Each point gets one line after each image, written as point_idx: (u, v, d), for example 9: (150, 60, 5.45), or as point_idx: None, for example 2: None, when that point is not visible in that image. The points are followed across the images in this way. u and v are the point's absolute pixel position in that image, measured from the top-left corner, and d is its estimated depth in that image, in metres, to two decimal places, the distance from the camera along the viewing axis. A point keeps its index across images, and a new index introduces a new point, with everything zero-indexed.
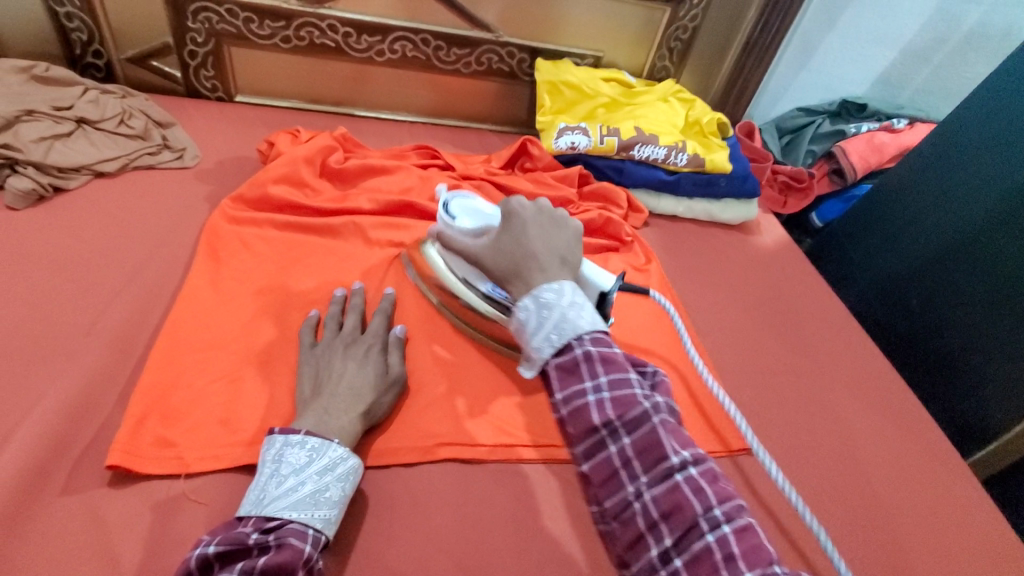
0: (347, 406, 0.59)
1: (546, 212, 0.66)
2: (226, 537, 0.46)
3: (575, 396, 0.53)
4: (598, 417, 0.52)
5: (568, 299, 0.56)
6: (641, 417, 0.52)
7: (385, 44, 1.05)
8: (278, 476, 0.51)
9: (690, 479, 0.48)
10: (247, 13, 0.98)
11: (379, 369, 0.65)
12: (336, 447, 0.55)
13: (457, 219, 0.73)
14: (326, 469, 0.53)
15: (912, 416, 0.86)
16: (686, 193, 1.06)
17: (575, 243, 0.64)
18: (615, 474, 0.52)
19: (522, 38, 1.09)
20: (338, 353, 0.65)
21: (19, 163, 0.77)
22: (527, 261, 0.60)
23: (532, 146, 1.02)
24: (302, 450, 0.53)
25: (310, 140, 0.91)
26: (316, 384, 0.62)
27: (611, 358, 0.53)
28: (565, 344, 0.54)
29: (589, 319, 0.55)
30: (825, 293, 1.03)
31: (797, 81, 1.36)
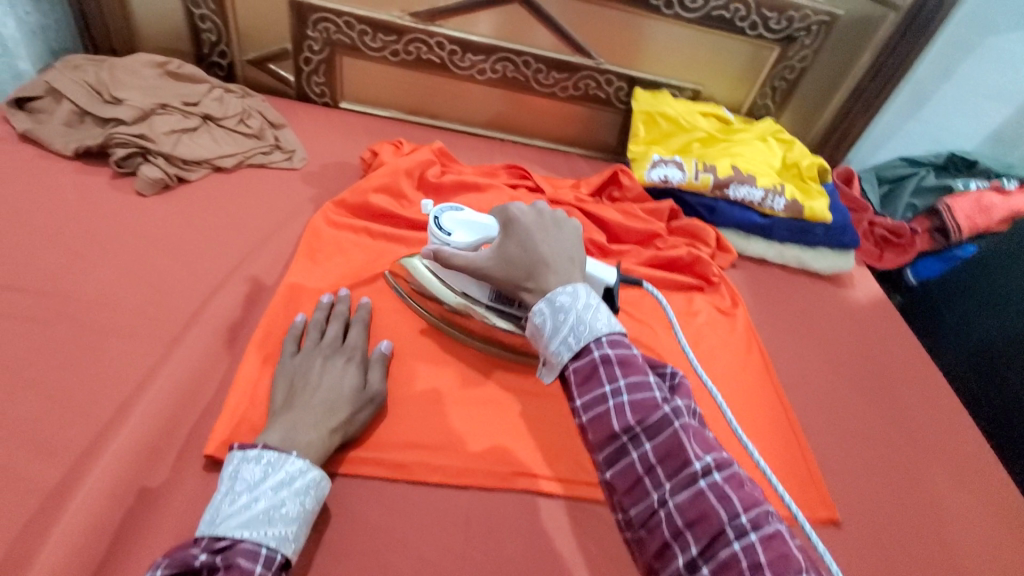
0: (317, 420, 0.57)
1: (547, 215, 0.62)
2: (174, 558, 0.45)
3: (594, 401, 0.48)
4: (618, 422, 0.47)
5: (583, 301, 0.52)
6: (662, 421, 0.46)
7: (487, 64, 1.07)
8: (232, 494, 0.50)
9: (715, 486, 0.43)
10: (362, 25, 1.02)
11: (356, 383, 0.63)
12: (294, 460, 0.52)
13: (452, 234, 0.68)
14: (282, 484, 0.51)
15: (1017, 508, 0.78)
16: (779, 238, 1.02)
17: (580, 244, 0.61)
18: (638, 482, 0.47)
19: (622, 67, 1.09)
20: (318, 363, 0.64)
21: (150, 153, 0.83)
22: (537, 267, 0.57)
23: (623, 176, 1.01)
24: (256, 466, 0.51)
25: (412, 153, 0.94)
26: (289, 394, 0.60)
27: (629, 360, 0.49)
28: (584, 347, 0.50)
29: (606, 322, 0.51)
30: (921, 359, 0.96)
31: (901, 130, 1.29)
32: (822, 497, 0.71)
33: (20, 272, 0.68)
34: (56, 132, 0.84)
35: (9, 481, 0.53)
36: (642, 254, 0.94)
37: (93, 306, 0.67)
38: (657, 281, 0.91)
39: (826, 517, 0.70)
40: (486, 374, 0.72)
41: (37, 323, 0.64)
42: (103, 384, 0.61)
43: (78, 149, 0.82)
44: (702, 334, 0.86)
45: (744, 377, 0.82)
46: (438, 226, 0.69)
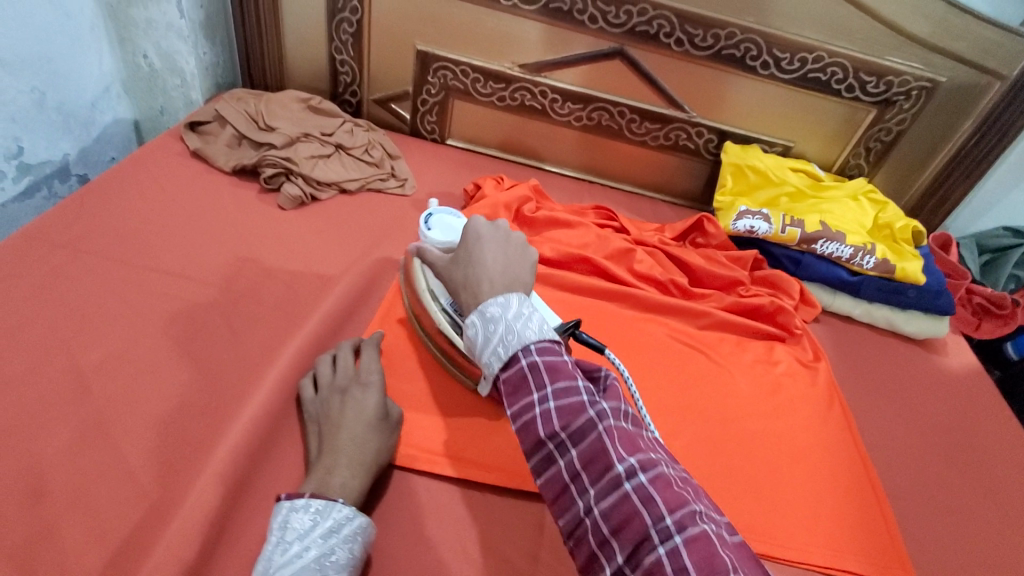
0: (345, 461, 0.58)
1: (499, 231, 0.62)
2: None
3: (522, 410, 0.47)
4: (543, 429, 0.46)
5: (513, 311, 0.51)
6: (586, 426, 0.45)
7: (584, 112, 1.16)
8: (283, 543, 0.51)
9: (639, 488, 0.41)
10: (476, 74, 1.15)
11: (380, 411, 0.64)
12: (341, 508, 0.54)
13: (431, 230, 0.86)
14: (331, 531, 0.52)
15: None
16: (867, 296, 1.01)
17: (528, 264, 0.60)
18: (565, 491, 0.45)
19: (713, 121, 1.14)
20: (335, 400, 0.65)
21: (293, 173, 0.97)
22: (477, 276, 0.57)
23: (709, 224, 1.04)
24: (306, 515, 0.53)
25: (510, 188, 1.02)
26: (321, 441, 0.62)
27: (558, 365, 0.47)
28: (512, 356, 0.49)
29: (537, 329, 0.50)
30: (1021, 436, 0.91)
31: (1009, 198, 1.24)
32: (902, 559, 0.70)
33: (187, 264, 0.81)
34: (220, 151, 1.00)
35: (171, 432, 0.63)
36: (723, 299, 0.96)
37: (242, 297, 0.79)
38: (737, 327, 0.93)
39: None
40: None
41: (197, 306, 0.76)
42: (245, 361, 0.71)
43: (236, 166, 0.98)
44: (780, 383, 0.87)
45: (825, 432, 0.82)
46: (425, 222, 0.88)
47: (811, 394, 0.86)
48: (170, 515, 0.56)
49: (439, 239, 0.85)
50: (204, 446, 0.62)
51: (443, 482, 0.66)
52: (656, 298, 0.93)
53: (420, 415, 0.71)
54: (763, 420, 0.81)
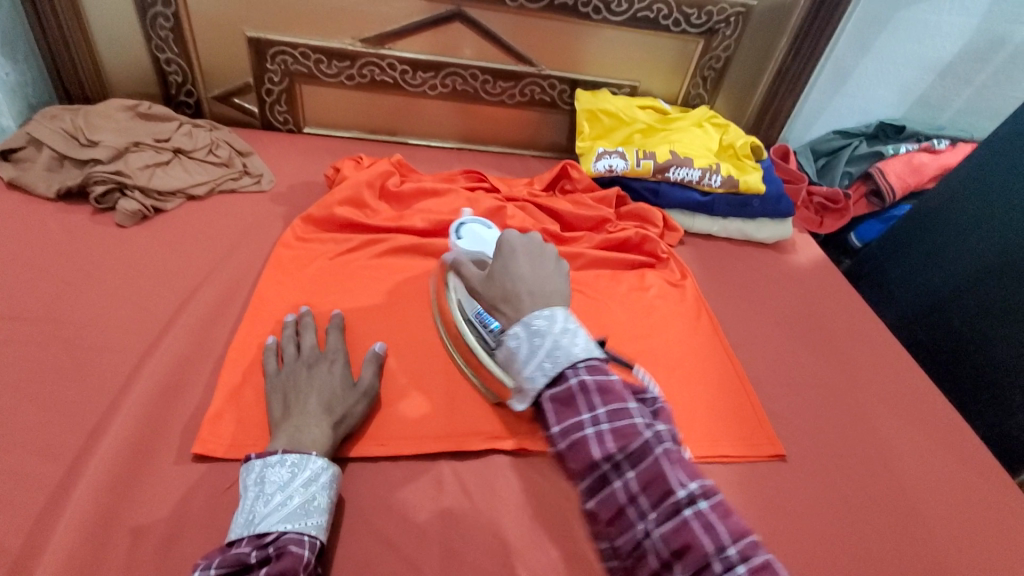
0: (316, 419, 0.62)
1: (533, 244, 0.63)
2: (224, 560, 0.49)
3: (573, 427, 0.46)
4: (599, 450, 0.45)
5: (560, 325, 0.52)
6: (644, 447, 0.45)
7: (437, 79, 1.16)
8: (264, 495, 0.54)
9: (700, 515, 0.42)
10: (317, 55, 1.10)
11: (347, 380, 0.68)
12: (316, 458, 0.58)
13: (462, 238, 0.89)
14: (309, 480, 0.56)
15: (947, 430, 0.86)
16: (720, 213, 1.10)
17: (562, 276, 0.61)
18: (620, 514, 0.44)
19: (562, 71, 1.17)
20: (303, 372, 0.68)
21: (127, 187, 0.90)
22: (515, 286, 0.58)
23: (573, 170, 1.09)
24: (282, 468, 0.56)
25: (371, 166, 1.00)
26: (286, 405, 0.65)
27: (609, 387, 0.48)
28: (560, 373, 0.49)
29: (584, 346, 0.50)
30: (861, 310, 1.04)
31: (831, 106, 1.38)
32: (768, 435, 0.79)
33: (16, 304, 0.74)
34: (38, 176, 0.90)
35: (22, 483, 0.58)
36: (593, 238, 1.01)
37: (89, 328, 0.73)
38: (608, 263, 0.99)
39: (776, 454, 0.77)
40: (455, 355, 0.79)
41: (35, 347, 0.70)
42: (103, 392, 0.67)
43: (60, 190, 0.89)
44: (653, 305, 0.93)
45: (695, 341, 0.89)
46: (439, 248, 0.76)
47: (682, 312, 0.93)
48: (35, 567, 0.53)
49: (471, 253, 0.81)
50: (65, 487, 0.59)
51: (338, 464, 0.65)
52: None
53: None
54: (640, 339, 0.87)
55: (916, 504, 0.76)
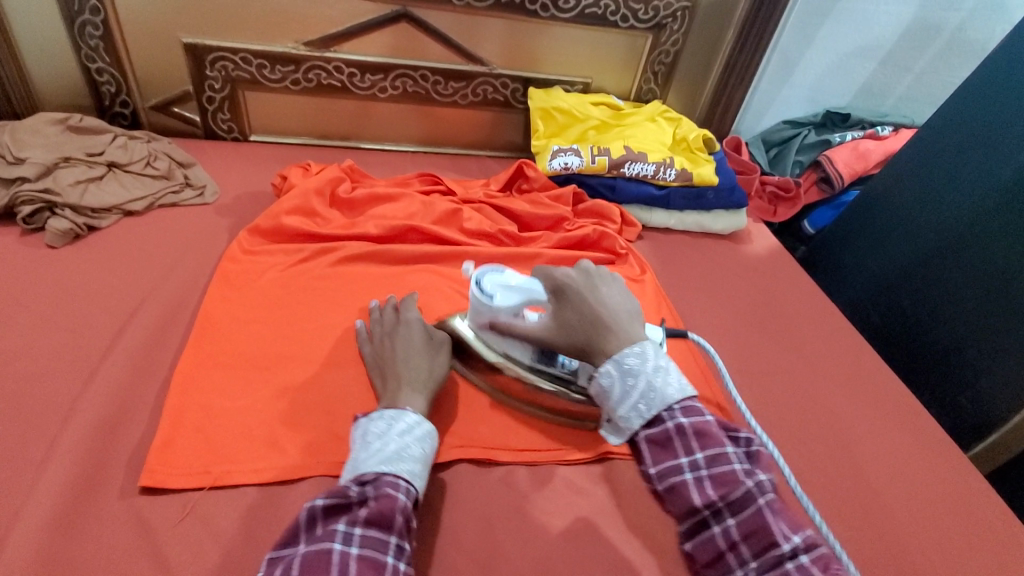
0: (407, 376, 0.67)
1: (588, 271, 0.67)
2: (330, 493, 0.53)
3: (670, 472, 0.57)
4: (699, 496, 0.55)
5: (651, 364, 0.59)
6: (744, 497, 0.54)
7: (387, 81, 1.13)
8: (365, 444, 0.58)
9: (801, 567, 0.49)
10: (259, 60, 1.06)
11: (426, 339, 0.73)
12: (411, 413, 0.61)
13: (494, 297, 0.70)
14: (406, 431, 0.59)
15: (899, 408, 0.89)
16: (677, 207, 1.11)
17: (627, 296, 0.67)
18: (721, 555, 0.54)
19: (514, 70, 1.17)
20: (388, 338, 0.73)
21: (57, 206, 0.85)
22: (602, 326, 0.62)
23: (528, 169, 1.08)
24: (382, 421, 0.60)
25: (320, 173, 0.97)
26: (381, 372, 0.70)
27: (706, 432, 0.56)
28: (655, 415, 0.58)
29: (676, 385, 0.59)
30: (815, 296, 1.07)
31: (780, 96, 1.40)
32: (729, 424, 0.80)
33: None
34: None
35: None
36: (552, 237, 1.00)
37: (19, 360, 0.68)
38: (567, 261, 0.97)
39: None
40: None
41: None
42: (36, 429, 0.63)
43: None
44: None
45: None
46: (478, 288, 0.72)
47: (642, 306, 0.93)
48: None
49: (510, 304, 0.70)
50: None
51: (294, 487, 0.63)
52: (490, 251, 0.95)
53: (254, 423, 0.66)
54: None
55: (873, 482, 0.78)
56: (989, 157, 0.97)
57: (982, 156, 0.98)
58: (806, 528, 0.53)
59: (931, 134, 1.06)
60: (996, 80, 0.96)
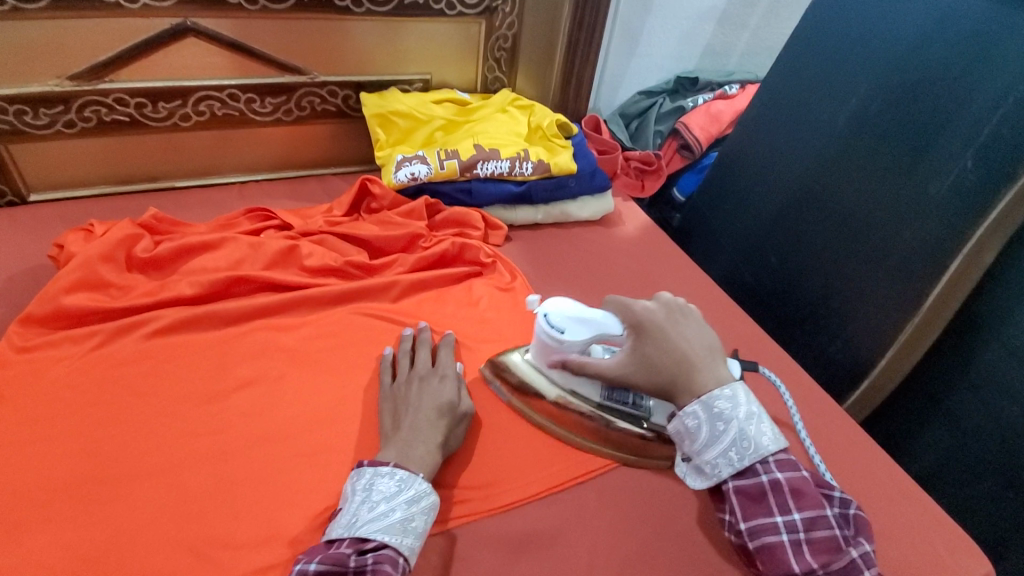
0: (424, 436, 0.63)
1: (667, 305, 0.68)
2: (326, 557, 0.50)
3: (765, 530, 0.57)
4: (799, 563, 0.55)
5: (744, 411, 0.61)
6: (848, 567, 0.54)
7: (188, 108, 0.96)
8: (370, 502, 0.55)
9: None
10: (14, 104, 0.86)
11: (453, 400, 0.68)
12: (421, 480, 0.57)
13: (565, 332, 0.66)
14: (412, 500, 0.56)
15: (780, 371, 0.90)
16: (540, 200, 1.05)
17: (708, 331, 0.67)
18: None
19: (340, 75, 1.04)
20: (414, 385, 0.69)
21: None
22: (682, 364, 0.63)
23: (373, 185, 0.97)
24: (391, 480, 0.56)
25: (106, 233, 0.79)
26: (395, 418, 0.66)
27: (803, 493, 0.57)
28: (749, 465, 0.59)
29: (771, 437, 0.60)
30: (690, 269, 1.06)
31: (631, 68, 1.37)
32: None
33: None
34: None
35: None
36: (407, 259, 0.90)
37: None
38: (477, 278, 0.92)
39: None
40: (246, 445, 0.65)
41: None
42: None
43: None
44: (485, 318, 0.86)
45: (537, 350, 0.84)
46: (549, 324, 0.67)
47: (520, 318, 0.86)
48: None
49: (579, 342, 0.66)
50: None
51: None
52: (336, 289, 0.84)
53: None
54: (472, 362, 0.79)
55: None
56: (824, 105, 0.99)
57: (819, 105, 1.00)
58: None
59: (772, 92, 1.08)
60: (820, 32, 0.99)
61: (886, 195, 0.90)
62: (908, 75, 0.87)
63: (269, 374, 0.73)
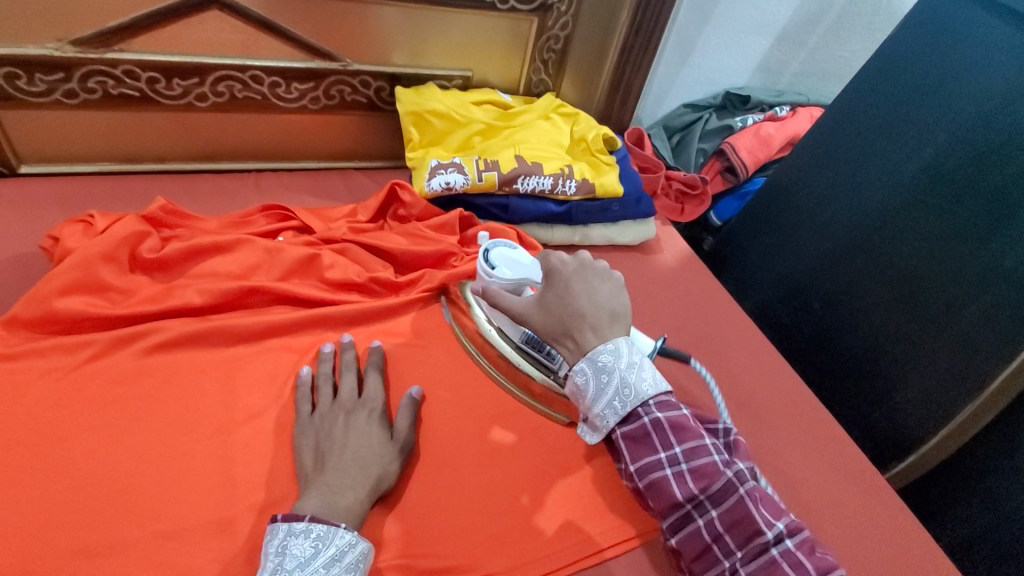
0: (350, 479, 0.57)
1: (577, 261, 0.66)
2: None
3: (652, 468, 0.57)
4: (681, 491, 0.56)
5: (626, 361, 0.59)
6: (726, 487, 0.55)
7: (205, 87, 0.87)
8: (282, 571, 0.48)
9: (787, 554, 0.52)
10: (7, 67, 0.76)
11: (384, 437, 0.62)
12: (343, 532, 0.51)
13: (497, 269, 0.73)
14: (333, 559, 0.50)
15: (822, 433, 0.84)
16: (580, 221, 0.97)
17: (619, 295, 0.65)
18: (706, 550, 0.56)
19: (375, 65, 0.95)
20: (340, 419, 0.63)
21: None
22: (574, 319, 0.62)
23: (403, 192, 0.89)
24: (307, 540, 0.50)
25: (109, 227, 0.71)
26: (318, 455, 0.59)
27: (679, 425, 0.58)
28: (631, 411, 0.58)
29: (651, 383, 0.59)
30: (731, 307, 0.99)
31: (680, 78, 1.29)
32: None
33: None
34: None
35: None
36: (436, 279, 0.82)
37: None
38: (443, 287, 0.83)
39: None
40: (254, 493, 0.58)
41: None
42: None
43: None
44: None
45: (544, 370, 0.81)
46: (485, 260, 0.74)
47: None
48: None
49: (506, 279, 0.73)
50: None
51: None
52: (359, 309, 0.76)
53: None
54: (503, 405, 0.72)
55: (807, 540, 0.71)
56: (892, 151, 0.91)
57: (886, 150, 0.92)
58: (784, 515, 0.56)
59: (833, 127, 1.00)
60: (894, 70, 0.91)
61: (954, 260, 0.83)
62: (994, 133, 0.79)
63: (283, 406, 0.66)
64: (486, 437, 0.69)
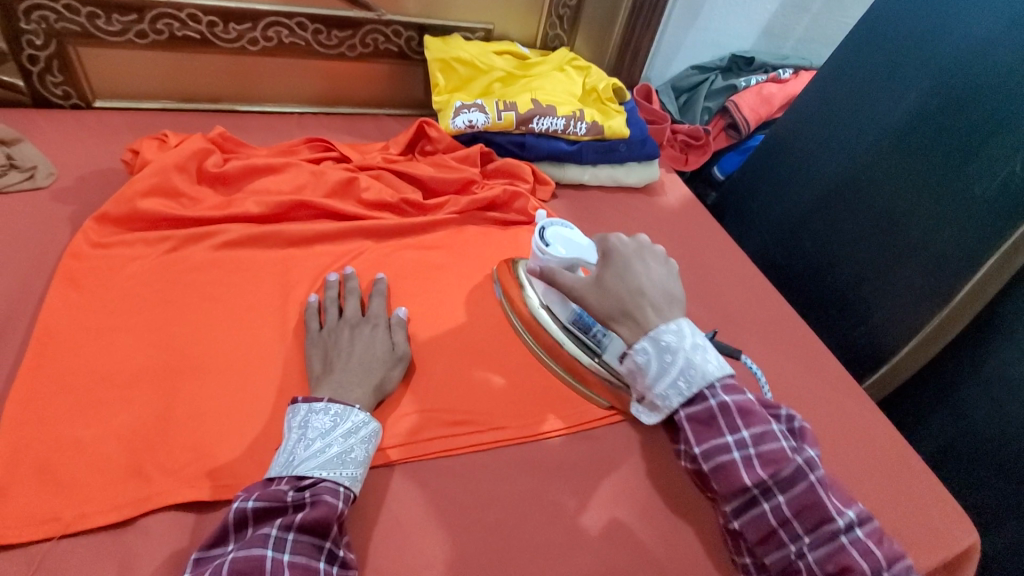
0: (358, 379, 0.64)
1: (637, 245, 0.69)
2: (265, 494, 0.52)
3: (719, 451, 0.60)
4: (750, 476, 0.58)
5: (689, 342, 0.62)
6: (794, 475, 0.58)
7: (257, 32, 0.97)
8: (305, 440, 0.56)
9: (857, 541, 0.55)
10: (89, 7, 0.87)
11: (386, 346, 0.69)
12: (357, 412, 0.60)
13: (551, 245, 0.72)
14: (349, 432, 0.58)
15: (805, 349, 0.93)
16: (589, 161, 1.07)
17: (672, 278, 0.67)
18: (772, 534, 0.58)
19: (406, 16, 1.04)
20: (345, 332, 0.69)
21: None
22: (637, 301, 0.64)
23: (430, 129, 0.99)
24: (326, 416, 0.58)
25: (180, 144, 0.82)
26: (326, 361, 0.66)
27: (746, 410, 0.60)
28: (698, 393, 0.61)
29: (716, 365, 0.62)
30: (727, 243, 1.09)
31: (688, 39, 1.36)
32: None
33: None
34: None
35: None
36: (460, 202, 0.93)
37: None
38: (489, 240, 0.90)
39: None
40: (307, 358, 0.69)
41: None
42: None
43: None
44: None
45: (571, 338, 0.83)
46: (541, 236, 0.73)
47: None
48: None
49: (560, 256, 0.72)
50: None
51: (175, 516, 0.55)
52: (392, 224, 0.87)
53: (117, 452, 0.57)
54: None
55: None
56: (880, 98, 0.99)
57: (874, 98, 1.00)
58: (853, 505, 0.58)
59: (828, 79, 1.08)
60: (885, 22, 0.98)
61: (929, 194, 0.91)
62: (972, 78, 0.87)
63: None
64: (501, 329, 0.79)
